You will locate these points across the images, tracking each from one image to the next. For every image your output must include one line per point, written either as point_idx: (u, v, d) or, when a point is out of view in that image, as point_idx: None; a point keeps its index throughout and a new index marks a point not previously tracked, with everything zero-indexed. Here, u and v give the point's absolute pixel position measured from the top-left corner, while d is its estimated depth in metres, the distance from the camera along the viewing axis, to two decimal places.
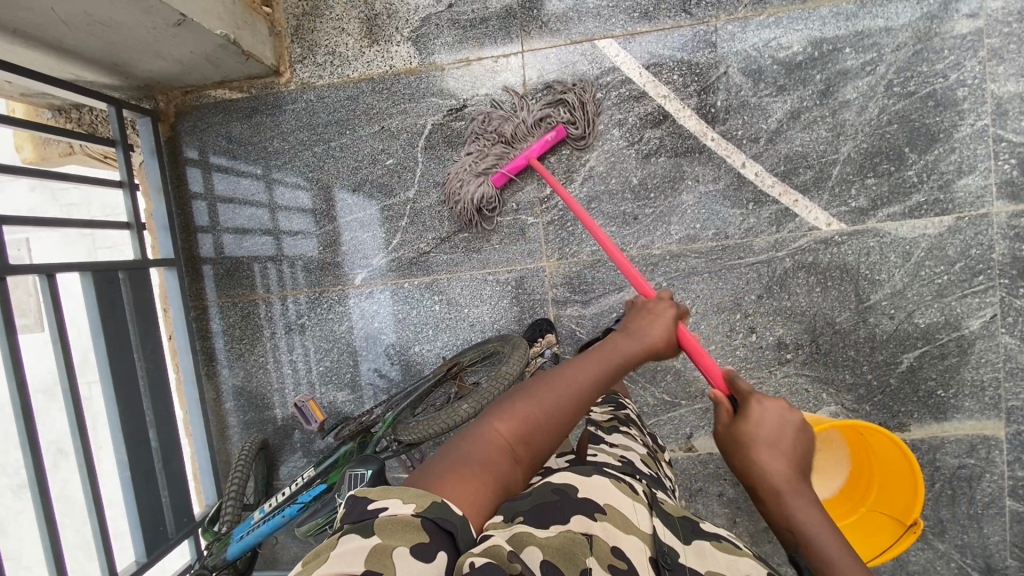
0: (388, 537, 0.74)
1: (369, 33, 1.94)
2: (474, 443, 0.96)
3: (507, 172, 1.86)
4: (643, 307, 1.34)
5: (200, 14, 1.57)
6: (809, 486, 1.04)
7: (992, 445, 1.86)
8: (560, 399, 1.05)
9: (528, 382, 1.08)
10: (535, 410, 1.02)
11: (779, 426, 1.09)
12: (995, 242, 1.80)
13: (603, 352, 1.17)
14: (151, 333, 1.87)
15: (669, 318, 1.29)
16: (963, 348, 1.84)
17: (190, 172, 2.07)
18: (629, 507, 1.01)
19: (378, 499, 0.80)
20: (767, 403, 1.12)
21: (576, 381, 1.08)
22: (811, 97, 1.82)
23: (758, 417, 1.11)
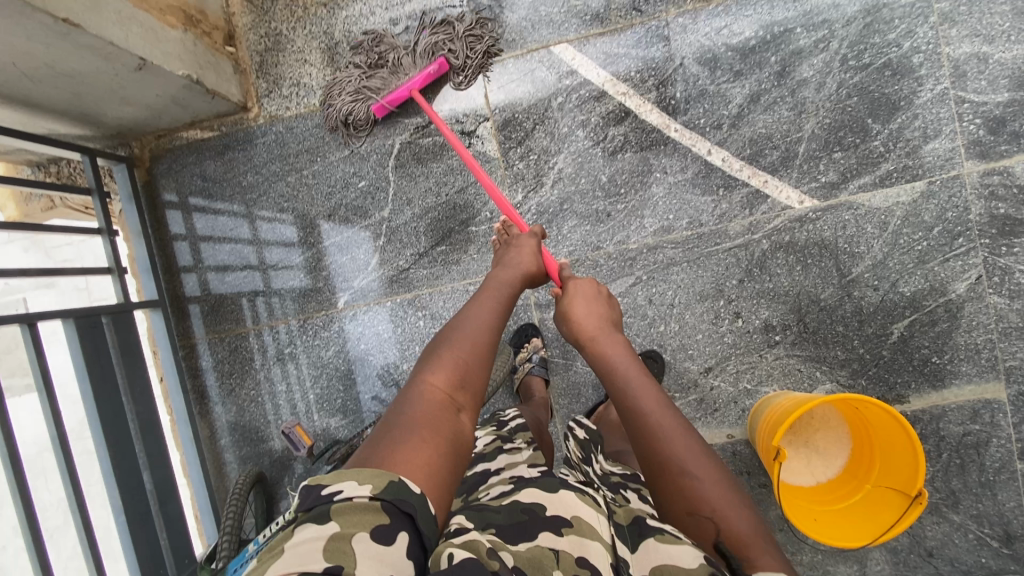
0: (348, 524, 0.78)
1: (330, 61, 1.99)
2: (415, 405, 1.03)
3: (386, 104, 1.88)
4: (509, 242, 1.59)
5: (161, 58, 1.61)
6: (620, 335, 1.36)
7: (995, 409, 1.82)
8: (475, 341, 1.17)
9: (444, 336, 1.18)
10: (459, 355, 1.13)
11: (591, 295, 1.42)
12: (971, 203, 1.80)
13: (493, 290, 1.34)
14: (139, 375, 1.88)
15: (531, 247, 1.52)
16: (952, 312, 1.82)
17: (169, 214, 2.10)
18: (593, 518, 0.97)
19: (333, 483, 0.83)
20: (583, 283, 1.45)
21: (487, 326, 1.22)
22: (768, 79, 1.84)
23: (576, 291, 1.43)
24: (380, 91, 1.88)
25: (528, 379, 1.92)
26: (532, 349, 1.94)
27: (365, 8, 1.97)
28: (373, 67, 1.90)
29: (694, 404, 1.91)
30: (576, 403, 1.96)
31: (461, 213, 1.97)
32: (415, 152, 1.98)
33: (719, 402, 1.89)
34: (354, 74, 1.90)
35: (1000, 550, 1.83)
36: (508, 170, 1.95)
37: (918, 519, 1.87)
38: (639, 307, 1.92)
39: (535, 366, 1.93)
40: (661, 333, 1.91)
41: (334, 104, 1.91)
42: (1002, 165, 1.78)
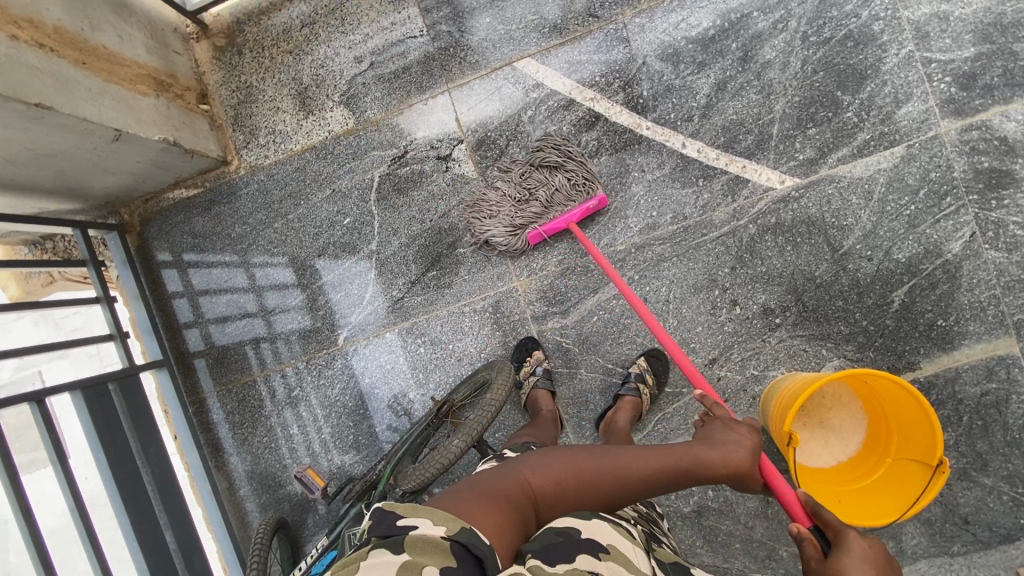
0: (421, 555, 0.79)
1: (303, 106, 2.03)
2: (504, 481, 1.07)
3: (543, 233, 1.85)
4: (725, 420, 1.28)
5: (136, 126, 1.66)
6: None
7: (1010, 364, 1.78)
8: (601, 479, 1.12)
9: (575, 449, 1.17)
10: (570, 475, 1.11)
11: (877, 563, 1.01)
12: (953, 161, 1.78)
13: (671, 450, 1.17)
14: (151, 437, 1.91)
15: (754, 444, 1.21)
16: (951, 273, 1.79)
17: (165, 273, 2.14)
18: (627, 549, 1.02)
19: (408, 515, 0.85)
20: (862, 537, 1.06)
21: (628, 475, 1.13)
22: (732, 66, 1.85)
23: (851, 548, 1.04)
24: (539, 220, 1.86)
25: (535, 393, 1.87)
26: (534, 362, 1.90)
27: (331, 50, 2.01)
28: (529, 200, 1.89)
29: None
30: (586, 411, 1.95)
31: (448, 236, 1.99)
32: (395, 183, 2.00)
33: (729, 391, 1.87)
34: (507, 206, 1.89)
35: None
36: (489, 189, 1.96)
37: (950, 487, 1.82)
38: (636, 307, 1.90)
39: (540, 379, 1.88)
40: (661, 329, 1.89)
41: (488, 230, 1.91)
42: (979, 119, 1.77)
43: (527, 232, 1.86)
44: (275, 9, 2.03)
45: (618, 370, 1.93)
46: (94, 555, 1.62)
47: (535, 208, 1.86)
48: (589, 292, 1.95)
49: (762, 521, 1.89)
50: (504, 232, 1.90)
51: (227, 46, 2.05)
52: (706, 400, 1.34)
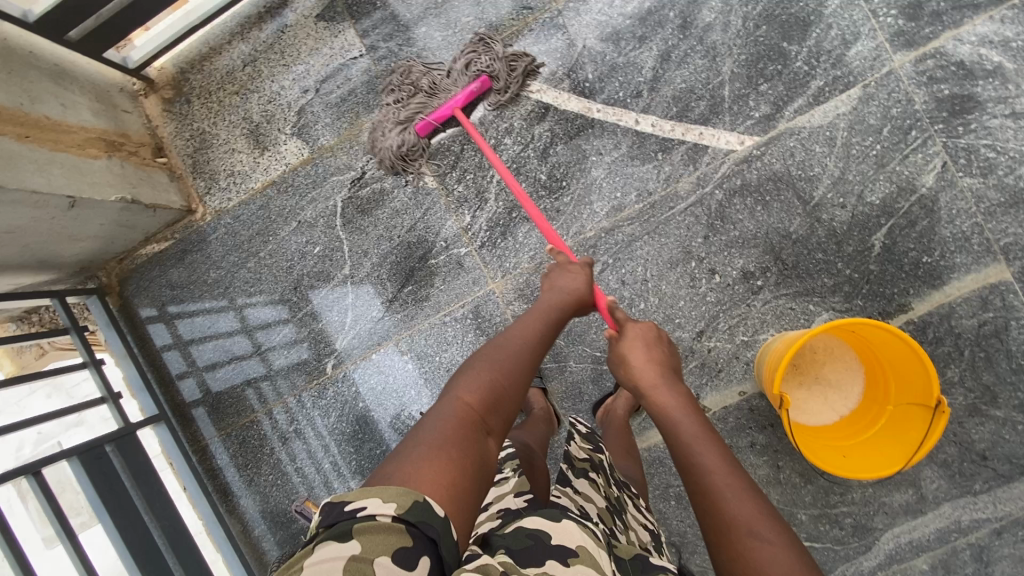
0: (371, 545, 0.77)
1: (256, 143, 2.03)
2: (443, 420, 1.01)
3: (432, 121, 1.85)
4: (563, 265, 1.49)
5: (90, 190, 1.70)
6: (679, 381, 1.28)
7: (1003, 291, 1.73)
8: (513, 365, 1.16)
9: (483, 354, 1.17)
10: (495, 378, 1.11)
11: (650, 338, 1.36)
12: (913, 94, 1.74)
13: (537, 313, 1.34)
14: (156, 491, 1.94)
15: (589, 278, 1.48)
16: (928, 207, 1.74)
17: (151, 328, 2.15)
18: (598, 552, 0.95)
19: (356, 500, 0.81)
20: (640, 324, 1.39)
21: (528, 350, 1.21)
22: (673, 35, 1.82)
23: (632, 334, 1.36)
24: (425, 109, 1.86)
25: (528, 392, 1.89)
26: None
27: (276, 84, 2.02)
28: (410, 94, 1.89)
29: (696, 372, 1.84)
30: (582, 402, 1.93)
31: (418, 249, 1.98)
32: (358, 206, 2.00)
33: (721, 361, 1.83)
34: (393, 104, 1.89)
35: None
36: (450, 196, 1.96)
37: (961, 425, 1.77)
38: (615, 291, 1.87)
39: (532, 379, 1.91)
40: (644, 309, 1.86)
41: (382, 142, 1.90)
42: (932, 48, 1.72)
43: (415, 123, 1.86)
44: (215, 53, 2.05)
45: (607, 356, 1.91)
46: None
47: (421, 98, 1.86)
48: None
49: (776, 487, 1.84)
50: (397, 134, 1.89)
51: (175, 97, 2.06)
52: (555, 253, 1.50)
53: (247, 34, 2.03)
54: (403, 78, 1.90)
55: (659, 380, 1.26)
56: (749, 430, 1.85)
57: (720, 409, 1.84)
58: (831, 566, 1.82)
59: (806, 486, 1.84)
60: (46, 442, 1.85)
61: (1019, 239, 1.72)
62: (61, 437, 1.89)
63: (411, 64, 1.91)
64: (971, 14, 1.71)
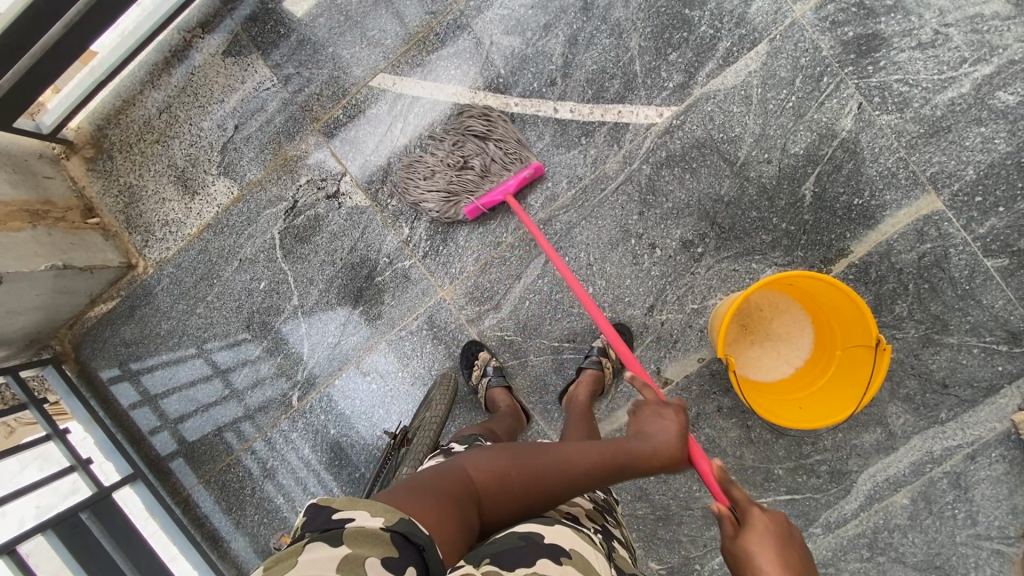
0: (361, 547, 0.72)
1: (185, 189, 2.02)
2: (442, 473, 0.96)
3: (480, 205, 1.81)
4: (648, 402, 1.26)
5: (17, 263, 1.70)
6: None
7: (939, 220, 1.74)
8: (540, 475, 1.02)
9: (520, 444, 1.07)
10: (515, 470, 1.01)
11: (784, 541, 1.00)
12: (818, 41, 1.75)
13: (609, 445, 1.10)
14: (141, 550, 1.92)
15: (682, 426, 1.19)
16: (851, 150, 1.75)
17: (115, 388, 2.13)
18: (590, 554, 0.94)
19: (343, 508, 0.77)
20: (766, 513, 1.04)
21: (574, 460, 1.05)
22: (576, 19, 1.83)
23: (755, 525, 1.02)
24: (473, 192, 1.81)
25: (491, 391, 1.82)
26: (483, 363, 1.86)
27: (195, 127, 2.01)
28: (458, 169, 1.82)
29: (654, 346, 1.85)
30: (548, 394, 1.91)
31: (363, 268, 1.97)
32: (296, 235, 1.99)
33: (676, 332, 1.84)
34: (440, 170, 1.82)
35: (1011, 352, 1.75)
36: (385, 211, 1.95)
37: (918, 357, 1.78)
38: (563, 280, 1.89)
39: (493, 378, 1.84)
40: (593, 294, 1.87)
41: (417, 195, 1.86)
42: None
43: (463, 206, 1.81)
44: (130, 105, 2.03)
45: (565, 346, 1.90)
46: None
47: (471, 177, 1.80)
48: (514, 278, 1.92)
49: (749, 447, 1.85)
50: (436, 201, 1.84)
51: (97, 155, 2.05)
52: (635, 381, 1.27)
53: (158, 82, 2.02)
54: (454, 147, 1.83)
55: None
56: (715, 395, 1.85)
57: (683, 379, 1.85)
58: (815, 516, 1.83)
59: (779, 440, 1.85)
60: (47, 514, 1.81)
61: (945, 166, 1.73)
62: (59, 506, 1.86)
63: (464, 135, 1.83)
64: None
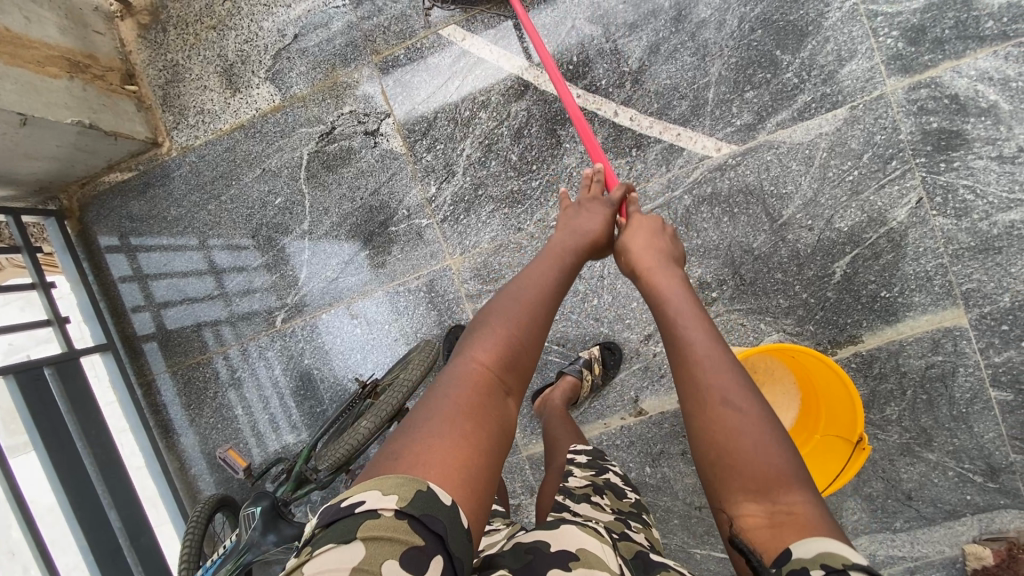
0: (369, 543, 0.66)
1: (228, 83, 1.97)
2: (457, 385, 0.88)
3: None
4: (585, 200, 1.35)
5: (44, 110, 1.66)
6: (677, 265, 1.17)
7: (957, 336, 1.70)
8: (531, 314, 1.01)
9: (496, 305, 1.03)
10: (512, 328, 0.98)
11: (651, 229, 1.26)
12: (900, 122, 1.67)
13: (553, 254, 1.17)
14: (93, 419, 1.93)
15: (608, 207, 1.31)
16: (896, 242, 1.69)
17: (110, 257, 2.13)
18: (599, 546, 0.89)
19: (355, 497, 0.72)
20: (643, 216, 1.30)
21: (547, 289, 1.08)
22: (665, 27, 1.75)
23: (636, 225, 1.27)
24: None
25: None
26: None
27: (254, 24, 1.95)
28: None
29: (640, 374, 1.84)
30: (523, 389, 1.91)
31: (379, 214, 1.94)
32: (324, 161, 1.95)
33: (665, 367, 1.82)
34: None
35: (985, 485, 1.72)
36: (418, 164, 1.90)
37: (892, 462, 1.76)
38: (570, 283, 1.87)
39: None
40: (596, 306, 1.85)
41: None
42: (928, 77, 1.64)
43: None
44: None
45: (553, 348, 1.88)
46: (26, 523, 1.61)
47: None
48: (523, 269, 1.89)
49: (700, 498, 1.83)
50: None
51: (151, 24, 2.01)
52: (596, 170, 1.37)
53: None
54: None
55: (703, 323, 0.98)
56: (684, 438, 1.84)
57: (657, 414, 1.84)
58: None
59: None
60: (16, 353, 1.88)
61: (981, 286, 1.67)
62: (30, 351, 1.92)
63: None
64: (976, 46, 1.62)
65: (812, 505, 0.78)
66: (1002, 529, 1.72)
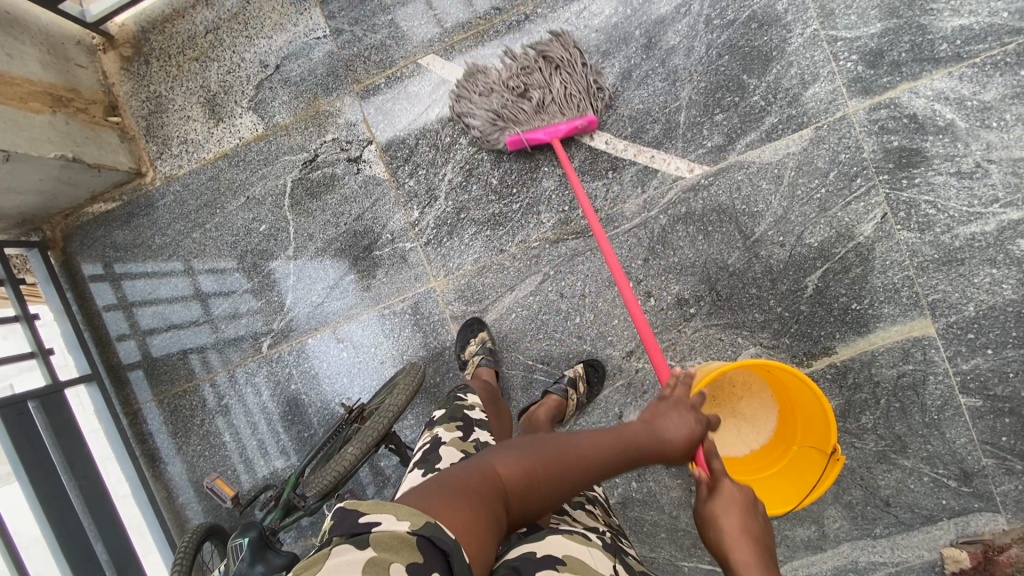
0: (387, 552, 0.75)
1: (212, 113, 2.00)
2: (471, 475, 0.96)
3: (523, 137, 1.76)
4: (678, 402, 1.24)
5: (28, 145, 1.68)
6: (769, 559, 1.08)
7: (926, 345, 1.76)
8: (563, 469, 1.01)
9: (540, 437, 1.07)
10: (542, 463, 1.01)
11: (745, 509, 1.14)
12: (862, 142, 1.74)
13: (619, 432, 1.13)
14: (78, 452, 1.93)
15: (698, 428, 1.20)
16: (863, 256, 1.76)
17: (94, 286, 2.13)
18: (584, 553, 0.99)
19: (372, 512, 0.82)
20: (737, 487, 1.17)
21: (591, 458, 1.05)
22: (636, 54, 1.81)
23: (725, 496, 1.15)
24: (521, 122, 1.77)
25: (479, 371, 1.80)
26: (478, 342, 1.85)
27: (236, 56, 1.99)
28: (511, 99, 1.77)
29: (623, 390, 1.87)
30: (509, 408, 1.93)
31: (364, 239, 1.97)
32: (308, 188, 1.98)
33: (647, 383, 1.86)
34: (489, 96, 1.79)
35: (959, 489, 1.77)
36: (401, 189, 1.94)
37: (869, 470, 1.81)
38: (553, 303, 1.90)
39: (483, 358, 1.82)
40: (578, 324, 1.89)
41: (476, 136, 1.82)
42: (887, 98, 1.72)
43: (506, 135, 1.77)
44: (178, 16, 2.01)
45: (538, 368, 1.91)
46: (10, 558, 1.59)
47: (525, 107, 1.76)
48: (506, 290, 1.92)
49: (686, 511, 1.87)
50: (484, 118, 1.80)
51: (134, 56, 2.03)
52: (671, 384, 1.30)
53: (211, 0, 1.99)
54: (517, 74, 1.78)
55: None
56: None
57: None
58: None
59: None
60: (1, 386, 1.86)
61: (947, 296, 1.74)
62: (13, 380, 1.90)
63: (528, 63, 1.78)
64: (931, 67, 1.70)
65: None
66: (977, 531, 1.77)
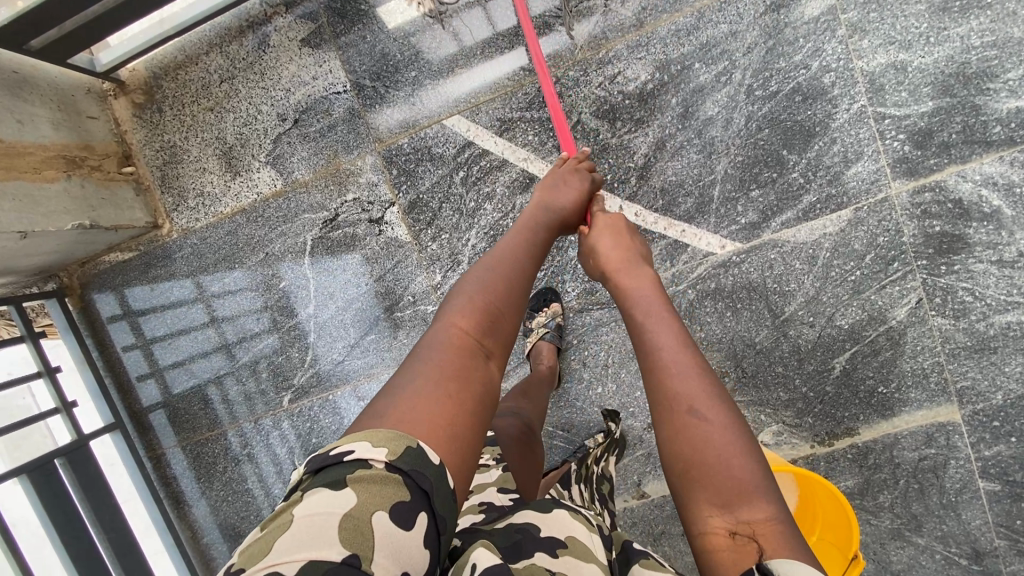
0: (367, 496, 0.65)
1: (228, 166, 1.95)
2: (435, 349, 0.87)
3: None
4: (564, 172, 1.37)
5: (43, 221, 1.66)
6: (646, 265, 1.18)
7: (951, 430, 1.73)
8: (508, 293, 0.99)
9: (473, 276, 1.02)
10: (483, 296, 0.96)
11: (617, 231, 1.27)
12: (903, 226, 1.68)
13: (524, 229, 1.18)
14: (105, 503, 1.97)
15: (582, 185, 1.34)
16: (894, 340, 1.73)
17: (113, 332, 2.13)
18: (587, 539, 0.89)
19: (342, 445, 0.70)
20: (610, 216, 1.31)
21: (528, 271, 1.07)
22: (671, 123, 1.76)
23: (604, 225, 1.29)
24: None
25: (540, 346, 1.83)
26: (549, 315, 1.86)
27: (253, 107, 1.91)
28: None
29: (643, 460, 1.89)
30: None
31: (384, 299, 1.94)
32: (328, 246, 1.94)
33: None
34: None
35: (969, 567, 1.74)
36: (423, 252, 1.89)
37: (882, 545, 1.80)
38: (575, 370, 1.90)
39: (548, 333, 1.84)
40: (600, 394, 1.88)
41: None
42: (932, 180, 1.65)
43: None
44: (190, 62, 1.92)
45: (557, 432, 1.92)
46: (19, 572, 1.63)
47: None
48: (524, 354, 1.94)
49: None
50: None
51: (146, 103, 1.96)
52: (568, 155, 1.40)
53: (225, 47, 1.90)
54: None
55: (726, 424, 0.85)
56: None
57: (660, 497, 1.89)
58: None
59: None
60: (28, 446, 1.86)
61: (976, 383, 1.70)
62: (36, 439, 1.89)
63: None
64: (982, 150, 1.61)
65: (775, 519, 0.78)
66: None
